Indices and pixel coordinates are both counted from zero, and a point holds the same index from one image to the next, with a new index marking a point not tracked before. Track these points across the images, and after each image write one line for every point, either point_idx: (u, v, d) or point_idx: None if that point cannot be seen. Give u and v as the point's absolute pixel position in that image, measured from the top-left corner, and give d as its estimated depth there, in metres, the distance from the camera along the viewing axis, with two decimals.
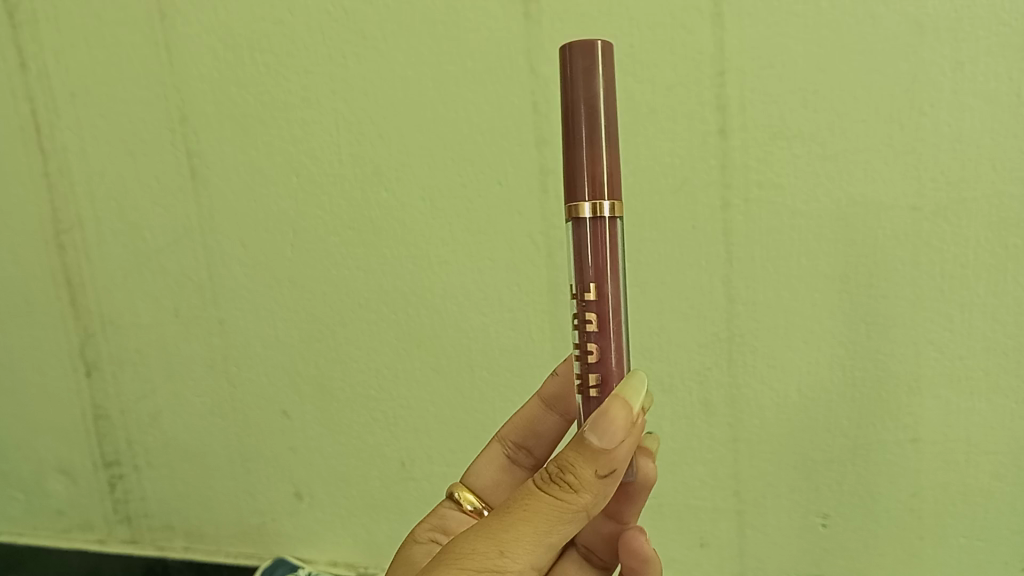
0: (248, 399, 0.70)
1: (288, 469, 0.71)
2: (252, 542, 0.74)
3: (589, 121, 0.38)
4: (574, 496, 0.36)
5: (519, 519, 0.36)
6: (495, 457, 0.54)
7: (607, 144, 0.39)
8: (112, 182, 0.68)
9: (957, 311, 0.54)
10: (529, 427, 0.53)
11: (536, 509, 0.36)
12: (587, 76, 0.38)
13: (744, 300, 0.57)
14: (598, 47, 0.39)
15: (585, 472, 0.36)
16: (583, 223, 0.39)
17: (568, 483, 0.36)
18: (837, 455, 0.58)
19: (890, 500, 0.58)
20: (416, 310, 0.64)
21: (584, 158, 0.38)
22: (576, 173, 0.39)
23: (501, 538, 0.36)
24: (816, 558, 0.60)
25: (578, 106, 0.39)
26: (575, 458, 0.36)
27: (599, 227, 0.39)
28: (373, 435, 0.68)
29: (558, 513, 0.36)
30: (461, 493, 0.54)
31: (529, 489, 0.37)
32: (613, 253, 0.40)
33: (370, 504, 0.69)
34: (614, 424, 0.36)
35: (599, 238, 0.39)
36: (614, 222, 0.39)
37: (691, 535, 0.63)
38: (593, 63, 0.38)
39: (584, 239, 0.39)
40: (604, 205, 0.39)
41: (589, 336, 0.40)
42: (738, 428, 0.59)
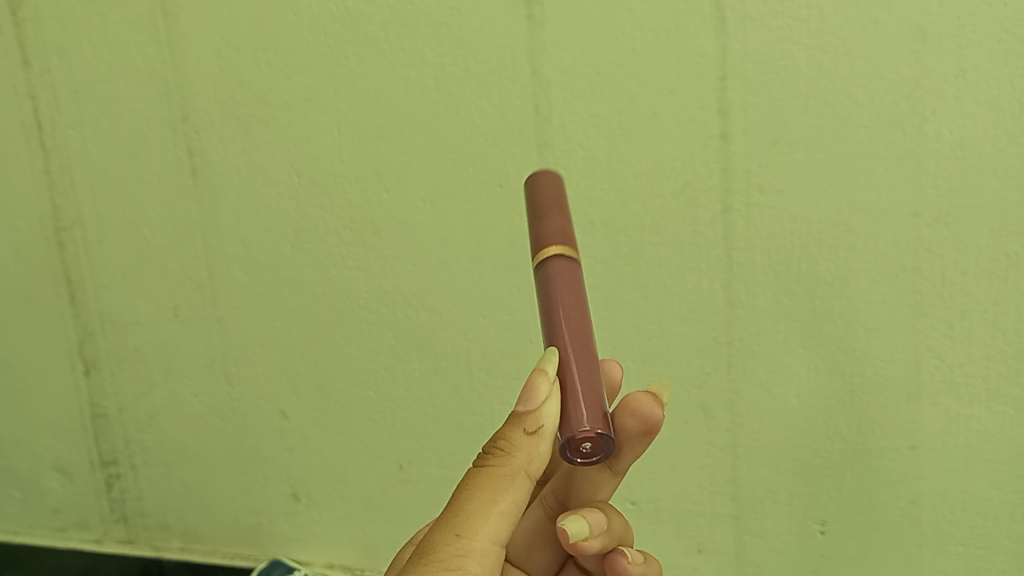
0: (247, 399, 0.70)
1: (285, 469, 0.70)
2: (249, 543, 0.74)
3: (541, 206, 0.41)
4: (506, 459, 0.36)
5: (467, 496, 0.36)
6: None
7: (556, 215, 0.41)
8: (113, 181, 0.67)
9: (957, 318, 0.54)
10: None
11: (475, 481, 0.36)
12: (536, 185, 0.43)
13: (744, 305, 0.57)
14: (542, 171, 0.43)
15: (515, 434, 0.36)
16: (541, 268, 0.39)
17: (502, 449, 0.36)
18: (836, 461, 0.58)
19: (889, 507, 0.58)
20: (415, 311, 0.64)
21: (537, 227, 0.41)
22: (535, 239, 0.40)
23: (454, 522, 0.35)
24: (814, 564, 0.61)
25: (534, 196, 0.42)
26: (505, 428, 0.37)
27: (556, 268, 0.39)
28: (372, 436, 0.68)
29: (498, 478, 0.36)
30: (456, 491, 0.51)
31: (474, 471, 0.37)
32: (572, 282, 0.38)
33: (367, 506, 0.69)
34: (537, 383, 0.36)
35: (554, 270, 0.39)
36: (568, 259, 0.39)
37: (689, 540, 0.62)
38: (539, 174, 0.43)
39: (542, 278, 0.39)
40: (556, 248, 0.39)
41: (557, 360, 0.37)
42: (736, 433, 0.59)
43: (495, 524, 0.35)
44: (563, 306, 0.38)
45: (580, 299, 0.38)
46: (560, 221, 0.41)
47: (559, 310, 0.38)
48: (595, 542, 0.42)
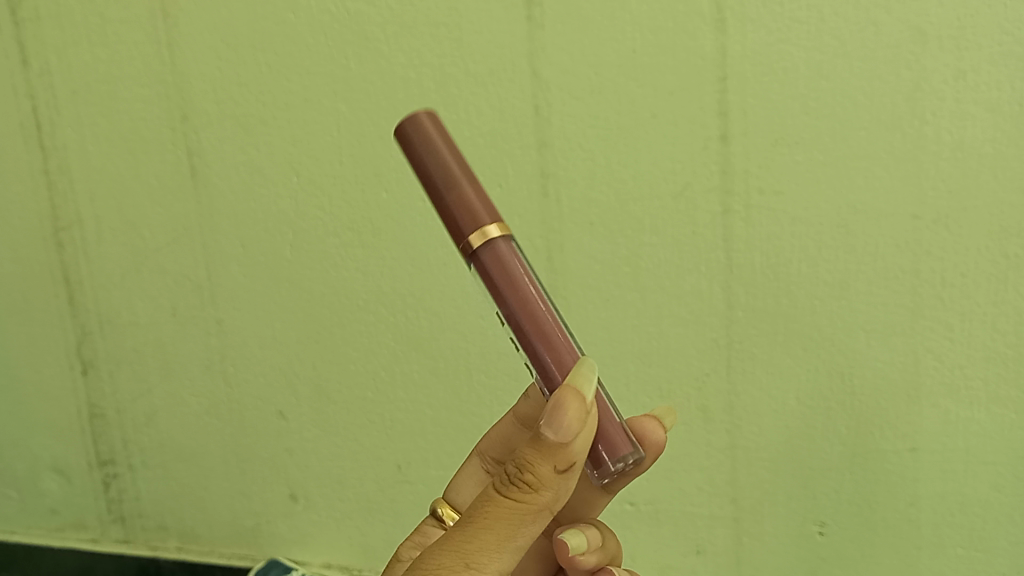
0: (245, 399, 0.70)
1: (284, 470, 0.70)
2: (247, 544, 0.74)
3: (443, 173, 0.39)
4: (534, 496, 0.34)
5: (481, 523, 0.34)
6: (476, 472, 0.50)
7: (468, 182, 0.39)
8: (111, 181, 0.67)
9: (957, 320, 0.54)
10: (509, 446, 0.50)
11: (494, 510, 0.34)
12: (425, 142, 0.39)
13: (743, 307, 0.57)
14: (422, 116, 0.40)
15: (544, 469, 0.34)
16: (480, 257, 0.38)
17: (528, 483, 0.34)
18: (835, 462, 0.58)
19: (887, 509, 0.58)
20: (414, 312, 0.64)
21: (455, 202, 0.38)
22: (455, 222, 0.39)
23: (464, 549, 0.34)
24: (813, 567, 0.60)
25: (428, 157, 0.39)
26: (532, 456, 0.34)
27: (496, 252, 0.38)
28: (370, 438, 0.67)
29: (519, 514, 0.34)
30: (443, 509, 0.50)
31: (490, 495, 0.35)
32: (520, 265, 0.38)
33: (366, 507, 0.69)
34: (571, 416, 0.34)
35: (498, 256, 0.38)
36: (504, 240, 0.39)
37: (688, 541, 0.63)
38: (421, 124, 0.40)
39: (485, 267, 0.38)
40: (490, 229, 0.38)
41: (537, 348, 0.38)
42: (735, 435, 0.59)
43: (506, 555, 0.34)
44: (521, 293, 0.38)
45: (533, 281, 0.38)
46: (474, 190, 0.39)
47: (514, 299, 0.38)
48: (591, 558, 0.42)
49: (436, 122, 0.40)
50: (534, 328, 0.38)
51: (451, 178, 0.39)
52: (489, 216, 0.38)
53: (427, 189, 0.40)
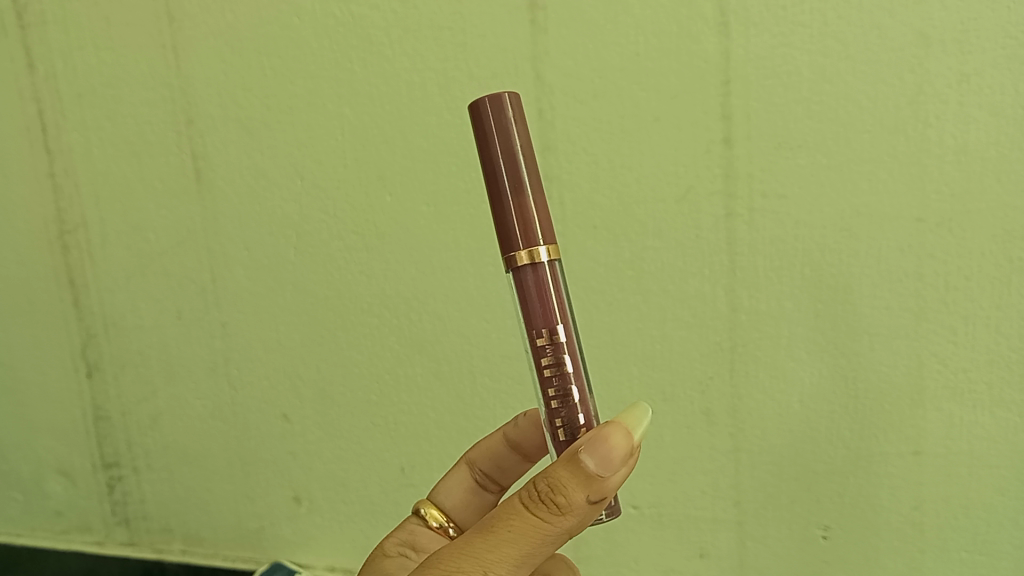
0: (249, 402, 0.70)
1: (287, 472, 0.71)
2: (250, 546, 0.74)
3: (511, 173, 0.39)
4: (559, 519, 0.34)
5: (502, 535, 0.34)
6: (464, 479, 0.52)
7: (533, 194, 0.39)
8: (117, 184, 0.68)
9: (960, 323, 0.54)
10: (501, 461, 0.51)
11: (519, 525, 0.34)
12: (502, 131, 0.39)
13: (746, 310, 0.57)
14: (507, 101, 0.39)
15: (577, 496, 0.34)
16: (524, 273, 0.39)
17: (557, 504, 0.34)
18: (838, 466, 0.58)
19: (891, 513, 0.58)
20: (417, 315, 0.64)
21: (514, 210, 0.39)
22: (509, 228, 0.39)
23: (482, 558, 0.34)
24: (816, 571, 0.60)
25: (502, 149, 0.39)
26: (567, 479, 0.34)
27: (539, 275, 0.39)
28: (374, 440, 0.68)
29: (542, 534, 0.34)
30: (431, 510, 0.52)
31: (516, 507, 0.34)
32: (558, 294, 0.40)
33: (368, 510, 0.69)
34: (615, 449, 0.34)
35: (540, 281, 0.39)
36: (552, 264, 0.39)
37: (691, 545, 0.62)
38: (506, 111, 0.39)
39: (526, 284, 0.39)
40: (539, 251, 0.39)
41: (546, 374, 0.40)
42: (739, 438, 0.59)
43: (520, 571, 0.34)
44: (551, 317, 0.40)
45: (565, 312, 0.40)
46: (535, 202, 0.39)
47: (543, 322, 0.39)
48: None
49: (519, 112, 0.39)
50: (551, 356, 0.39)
51: (517, 184, 0.39)
52: (542, 236, 0.39)
53: (487, 178, 0.39)
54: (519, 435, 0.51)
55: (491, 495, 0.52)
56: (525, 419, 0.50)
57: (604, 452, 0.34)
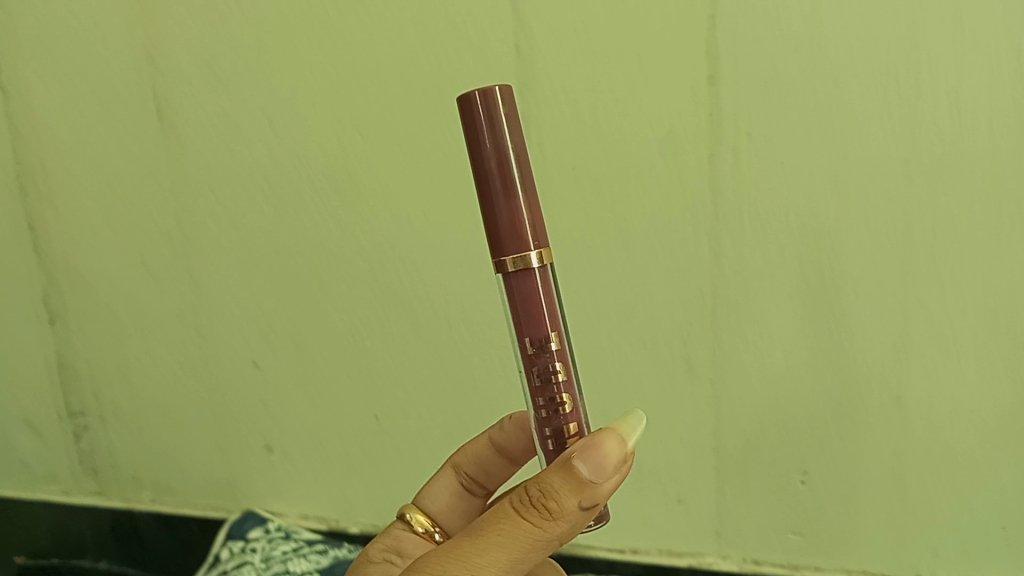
0: (220, 352, 0.68)
1: (259, 423, 0.70)
2: (222, 496, 0.74)
3: (502, 175, 0.35)
4: (550, 525, 0.31)
5: (490, 538, 0.32)
6: (449, 484, 0.48)
7: (525, 197, 0.35)
8: (76, 126, 0.65)
9: (946, 271, 0.53)
10: (487, 464, 0.48)
11: (508, 527, 0.32)
12: (492, 128, 0.34)
13: (729, 256, 0.56)
14: (497, 94, 0.35)
15: (569, 501, 0.31)
16: (513, 282, 0.35)
17: (548, 510, 0.31)
18: (818, 414, 0.58)
19: (867, 460, 0.58)
20: (391, 264, 0.61)
21: (506, 215, 0.35)
22: (499, 232, 0.35)
23: (469, 561, 0.31)
24: (790, 516, 0.61)
25: (493, 147, 0.35)
26: (558, 484, 0.32)
27: (530, 283, 0.35)
28: (348, 390, 0.66)
29: (531, 538, 0.31)
30: (416, 514, 0.48)
31: (507, 511, 0.32)
32: (550, 303, 0.36)
33: (344, 459, 0.69)
34: (608, 453, 0.32)
35: (531, 288, 0.35)
36: (544, 272, 0.36)
37: (668, 492, 0.63)
38: (495, 105, 0.35)
39: (516, 292, 0.35)
40: (531, 257, 0.35)
41: (538, 390, 0.36)
42: (719, 386, 0.59)
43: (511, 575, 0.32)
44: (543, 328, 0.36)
45: (558, 322, 0.36)
46: (525, 204, 0.35)
47: (534, 333, 0.36)
48: None
49: (511, 109, 0.35)
50: (543, 371, 0.36)
51: (508, 189, 0.35)
52: (533, 239, 0.35)
53: (477, 181, 0.35)
54: (504, 439, 0.47)
55: (478, 499, 0.48)
56: (510, 421, 0.46)
57: (598, 457, 0.31)
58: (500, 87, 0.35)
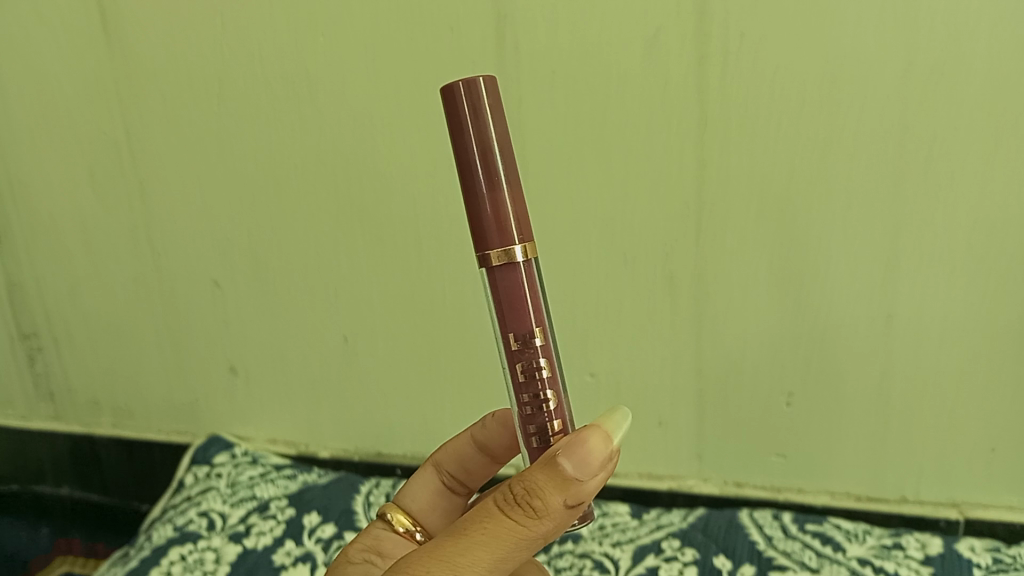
0: (176, 271, 0.64)
1: (220, 345, 0.66)
2: (184, 420, 0.71)
3: (488, 171, 0.30)
4: (535, 523, 0.27)
5: (468, 539, 0.27)
6: (429, 482, 0.41)
7: (513, 195, 0.30)
8: (11, 25, 0.60)
9: (946, 181, 0.48)
10: (470, 462, 0.40)
11: (488, 524, 0.27)
12: (476, 121, 0.30)
13: (716, 167, 0.51)
14: (480, 84, 0.30)
15: (555, 500, 0.27)
16: (501, 288, 0.31)
17: (532, 508, 0.27)
18: (805, 333, 0.54)
19: (853, 383, 0.55)
20: (358, 177, 0.57)
21: (492, 213, 0.30)
22: (484, 232, 0.30)
23: (452, 560, 0.27)
24: (774, 441, 0.58)
25: (477, 142, 0.30)
26: (542, 480, 0.27)
27: (516, 291, 0.30)
28: (313, 309, 0.63)
29: (514, 537, 0.27)
30: (395, 512, 0.40)
31: (488, 510, 0.28)
32: (539, 311, 0.31)
33: (310, 382, 0.66)
34: (593, 447, 0.27)
35: (519, 294, 0.31)
36: (533, 276, 0.31)
37: (648, 414, 0.60)
38: (480, 96, 0.30)
39: (502, 299, 0.31)
40: (516, 251, 0.30)
41: (529, 411, 0.31)
42: (703, 305, 0.55)
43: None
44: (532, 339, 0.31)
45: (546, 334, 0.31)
46: (509, 193, 0.30)
47: (522, 346, 0.31)
48: None
49: (496, 101, 0.30)
50: (533, 390, 0.31)
51: (495, 188, 0.30)
52: (517, 232, 0.30)
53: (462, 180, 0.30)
54: (490, 437, 0.39)
55: (462, 498, 0.41)
56: (495, 416, 0.39)
57: (582, 454, 0.27)
58: (484, 76, 0.30)
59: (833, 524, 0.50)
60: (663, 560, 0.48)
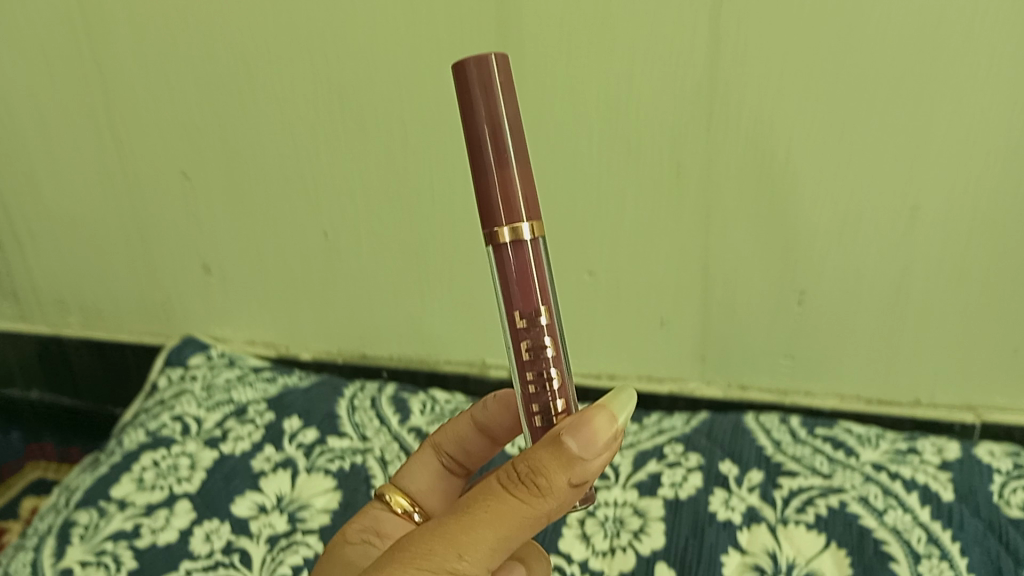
0: (140, 160, 0.59)
1: (191, 241, 0.62)
2: (157, 320, 0.68)
3: (496, 148, 0.25)
4: (542, 504, 0.23)
5: (462, 522, 0.22)
6: (427, 466, 0.34)
7: (522, 175, 0.25)
8: None
9: (990, 57, 0.40)
10: (470, 444, 0.34)
11: (487, 502, 0.23)
12: (484, 93, 0.24)
13: (731, 41, 0.42)
14: (490, 59, 0.25)
15: (563, 481, 0.23)
16: (505, 276, 0.25)
17: (537, 487, 0.23)
18: (823, 228, 0.47)
19: (871, 284, 0.48)
20: (332, 61, 0.50)
21: (499, 195, 0.25)
22: (489, 214, 0.25)
23: (456, 539, 0.22)
24: (785, 347, 0.53)
25: (486, 119, 0.25)
26: (547, 457, 0.23)
27: (523, 279, 0.25)
28: (289, 203, 0.57)
29: (517, 518, 0.23)
30: (392, 493, 0.33)
31: (485, 489, 0.23)
32: (548, 300, 0.26)
33: (290, 280, 0.62)
34: (599, 426, 0.23)
35: (525, 281, 0.25)
36: (541, 261, 0.26)
37: (650, 314, 0.54)
38: (488, 67, 0.24)
39: (506, 286, 0.26)
40: (523, 230, 0.25)
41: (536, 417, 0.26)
42: (711, 198, 0.48)
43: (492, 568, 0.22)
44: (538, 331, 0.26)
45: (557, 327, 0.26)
46: (518, 167, 0.25)
47: (528, 340, 0.26)
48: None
49: (506, 74, 0.25)
50: (540, 393, 0.26)
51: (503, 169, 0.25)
52: (525, 208, 0.25)
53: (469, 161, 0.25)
54: (494, 417, 0.34)
55: (461, 483, 0.35)
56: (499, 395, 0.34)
57: (590, 430, 0.23)
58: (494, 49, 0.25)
59: (845, 428, 0.47)
60: (665, 466, 0.46)
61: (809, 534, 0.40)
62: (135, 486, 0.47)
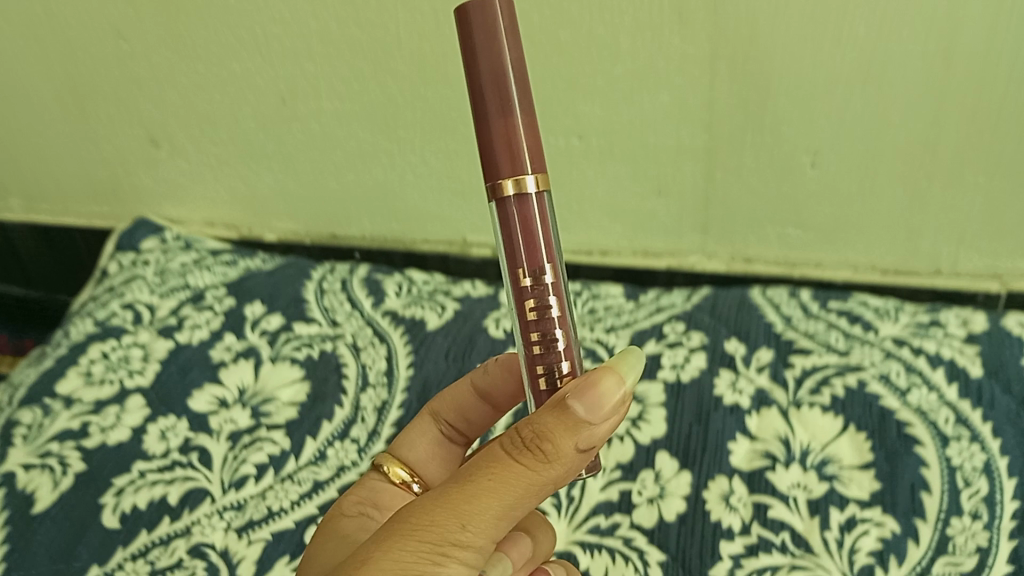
0: (62, 17, 0.51)
1: (133, 110, 0.55)
2: (108, 200, 0.62)
3: (500, 92, 0.21)
4: (552, 470, 0.19)
5: (461, 491, 0.19)
6: (425, 434, 0.29)
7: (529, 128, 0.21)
8: None
9: None
10: (473, 415, 0.29)
11: (484, 468, 0.19)
12: (486, 31, 0.21)
13: None
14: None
15: (572, 443, 0.19)
16: (509, 234, 0.22)
17: (543, 453, 0.19)
18: (845, 74, 0.40)
19: (897, 139, 0.42)
20: None
21: (502, 143, 0.21)
22: (491, 163, 0.21)
23: (455, 519, 0.19)
24: (795, 213, 0.48)
25: (488, 62, 0.21)
26: (551, 420, 0.19)
27: (530, 240, 0.22)
28: (233, 63, 0.50)
29: (523, 486, 0.19)
30: (388, 465, 0.28)
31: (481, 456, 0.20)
32: (555, 264, 0.22)
33: (246, 153, 0.55)
34: (607, 383, 0.20)
35: (531, 240, 0.22)
36: (549, 223, 0.22)
37: (647, 181, 0.48)
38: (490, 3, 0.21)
39: (510, 245, 0.22)
40: (527, 184, 0.21)
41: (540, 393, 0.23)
42: (718, 43, 0.40)
43: (497, 537, 0.19)
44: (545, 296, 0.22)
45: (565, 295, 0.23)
46: (523, 115, 0.21)
47: (533, 307, 0.22)
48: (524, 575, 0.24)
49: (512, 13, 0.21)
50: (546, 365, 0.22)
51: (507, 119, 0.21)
52: (531, 158, 0.21)
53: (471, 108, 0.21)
54: (496, 383, 0.28)
55: (464, 451, 0.30)
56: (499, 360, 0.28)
57: (599, 386, 0.19)
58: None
59: (860, 300, 0.43)
60: (665, 346, 0.42)
61: (825, 417, 0.36)
62: (82, 380, 0.43)
